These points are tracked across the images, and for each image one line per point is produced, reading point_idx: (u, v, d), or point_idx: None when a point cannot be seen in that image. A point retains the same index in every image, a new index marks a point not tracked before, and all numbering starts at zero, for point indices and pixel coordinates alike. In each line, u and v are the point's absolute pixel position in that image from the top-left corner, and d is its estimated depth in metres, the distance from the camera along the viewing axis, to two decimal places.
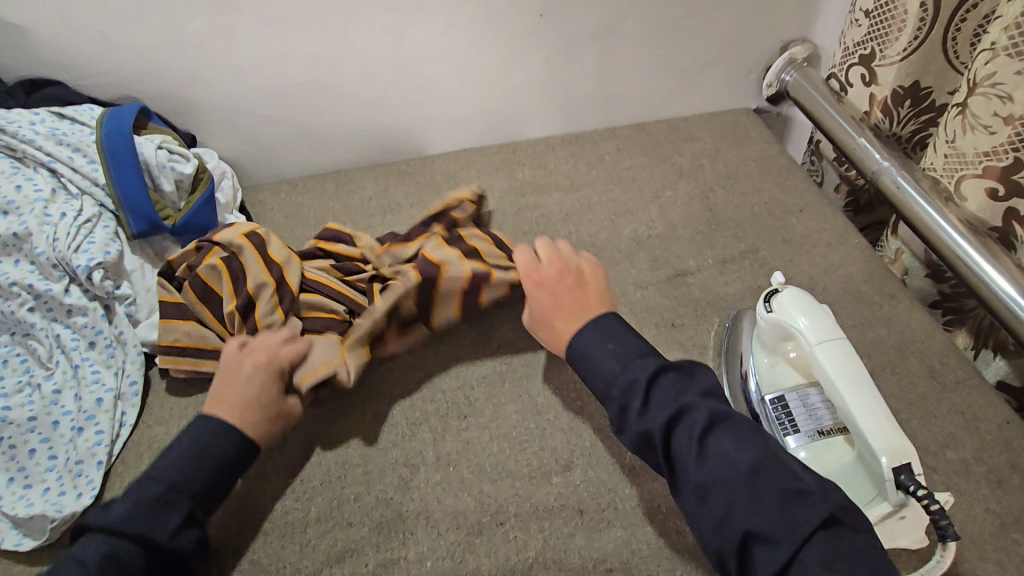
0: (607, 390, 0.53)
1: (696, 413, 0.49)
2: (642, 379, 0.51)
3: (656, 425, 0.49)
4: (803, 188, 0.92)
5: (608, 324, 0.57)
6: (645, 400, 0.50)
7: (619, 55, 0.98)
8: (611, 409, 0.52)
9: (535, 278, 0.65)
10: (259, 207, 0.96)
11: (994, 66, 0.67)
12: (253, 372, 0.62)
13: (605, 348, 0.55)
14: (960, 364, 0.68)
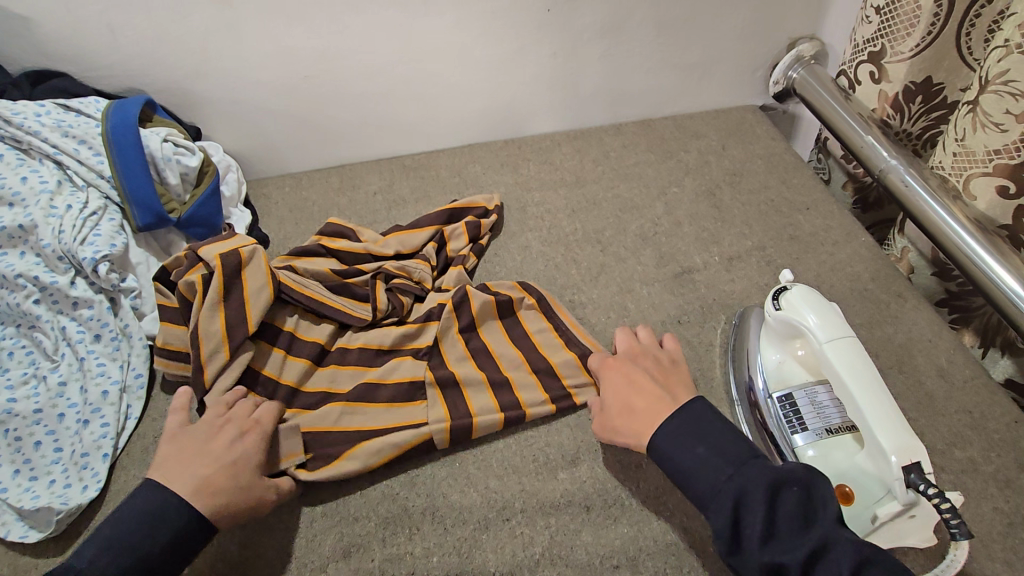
0: (713, 500, 0.49)
1: (759, 499, 0.47)
2: (761, 491, 0.48)
3: (793, 560, 0.45)
4: (810, 186, 0.91)
5: (699, 411, 0.54)
6: (772, 523, 0.47)
7: (627, 51, 0.97)
8: (721, 523, 0.48)
9: (613, 362, 0.64)
10: (264, 201, 0.96)
11: (1007, 63, 0.67)
12: (233, 440, 0.60)
13: (699, 452, 0.51)
14: (968, 363, 0.68)
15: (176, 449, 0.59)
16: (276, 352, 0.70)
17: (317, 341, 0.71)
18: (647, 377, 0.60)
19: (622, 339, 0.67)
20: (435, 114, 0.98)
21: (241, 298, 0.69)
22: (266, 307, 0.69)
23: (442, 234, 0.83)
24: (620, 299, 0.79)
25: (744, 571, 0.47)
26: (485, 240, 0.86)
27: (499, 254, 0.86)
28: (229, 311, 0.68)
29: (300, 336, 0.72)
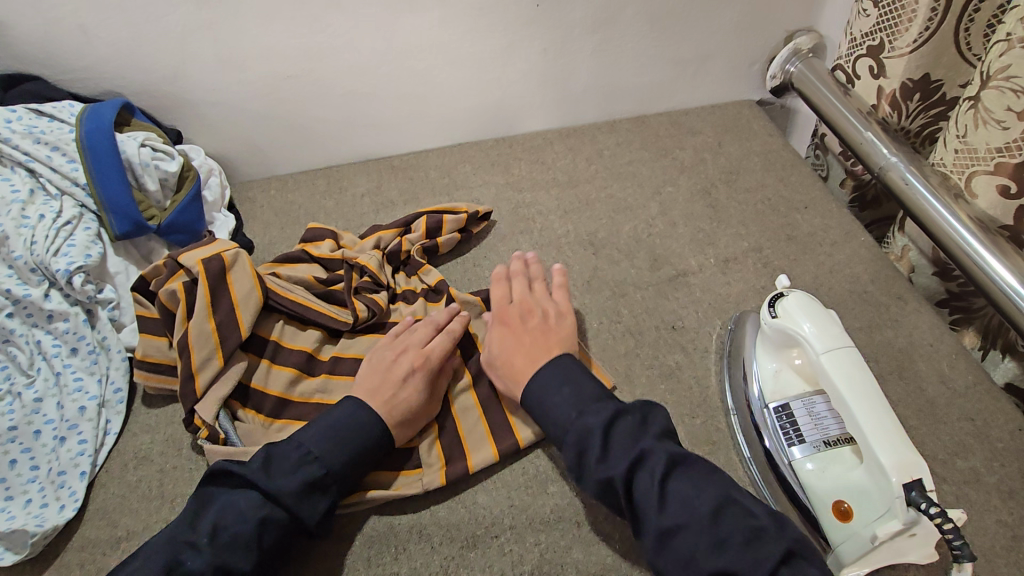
0: (574, 445, 0.54)
1: (596, 434, 0.53)
2: (600, 424, 0.53)
3: (616, 472, 0.51)
4: (808, 184, 0.89)
5: (564, 368, 0.59)
6: (603, 449, 0.52)
7: (618, 46, 0.94)
8: (568, 455, 0.54)
9: (507, 312, 0.67)
10: (248, 205, 0.94)
11: (1009, 58, 0.64)
12: (406, 375, 0.62)
13: (563, 394, 0.57)
14: (969, 367, 0.66)
15: (373, 381, 0.62)
16: (261, 362, 0.68)
17: (305, 349, 0.70)
18: (536, 323, 0.65)
19: (504, 280, 0.70)
20: (424, 114, 0.96)
21: (228, 305, 0.67)
22: (257, 312, 0.68)
23: (441, 218, 0.82)
24: (613, 303, 0.77)
25: (590, 492, 0.53)
26: (476, 229, 0.85)
27: (488, 257, 0.84)
28: (217, 318, 0.66)
29: (285, 344, 0.70)
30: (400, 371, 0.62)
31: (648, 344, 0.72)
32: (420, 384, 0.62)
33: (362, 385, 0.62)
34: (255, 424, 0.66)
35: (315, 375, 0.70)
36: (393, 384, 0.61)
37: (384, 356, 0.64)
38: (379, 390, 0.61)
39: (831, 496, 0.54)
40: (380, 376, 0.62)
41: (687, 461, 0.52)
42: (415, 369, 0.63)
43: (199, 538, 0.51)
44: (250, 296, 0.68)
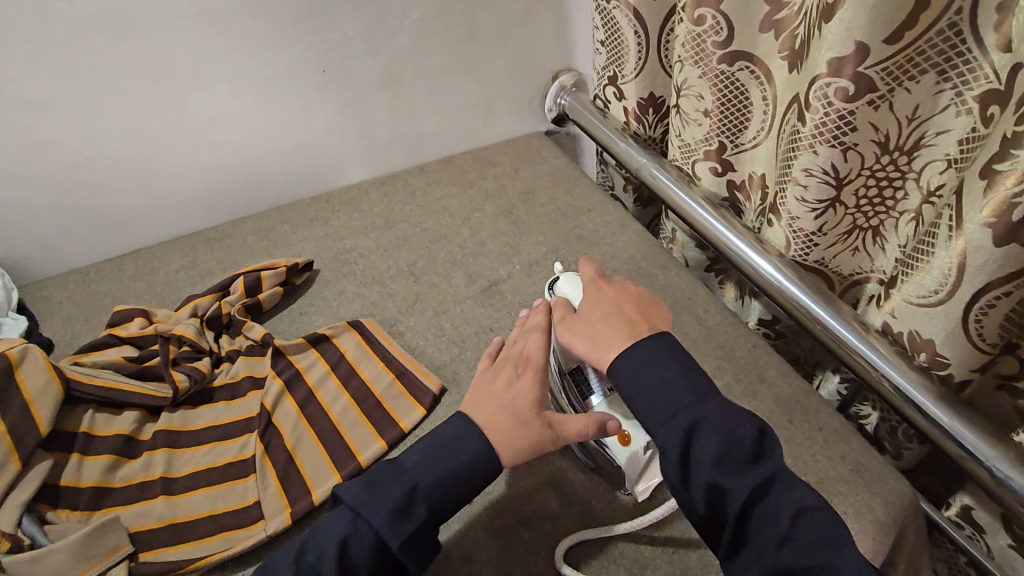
0: (666, 413, 0.51)
1: (718, 440, 0.48)
2: (726, 423, 0.49)
3: (739, 495, 0.46)
4: (588, 191, 1.06)
5: (656, 360, 0.54)
6: (723, 463, 0.48)
7: (410, 98, 1.06)
8: (673, 463, 0.49)
9: (611, 293, 0.63)
10: (44, 303, 0.88)
11: (686, 74, 0.84)
12: (511, 380, 0.59)
13: (651, 376, 0.53)
14: (718, 308, 0.83)
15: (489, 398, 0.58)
16: (71, 457, 0.65)
17: (120, 432, 0.67)
18: (625, 303, 0.61)
19: (590, 273, 0.67)
20: (233, 183, 0.98)
21: (18, 406, 0.63)
22: (57, 405, 0.65)
23: (258, 275, 0.84)
24: (437, 320, 0.84)
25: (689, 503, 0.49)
26: (298, 279, 0.89)
27: (315, 304, 0.87)
28: (8, 421, 0.62)
29: (97, 433, 0.67)
30: (509, 383, 0.59)
31: (471, 348, 0.80)
32: (533, 389, 0.59)
33: (473, 400, 0.59)
34: (72, 523, 0.61)
35: (137, 455, 0.67)
36: (519, 398, 0.58)
37: (491, 372, 0.62)
38: (505, 411, 0.56)
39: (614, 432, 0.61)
40: (504, 398, 0.58)
41: (794, 484, 0.48)
42: (520, 372, 0.60)
43: None
44: (44, 391, 0.65)
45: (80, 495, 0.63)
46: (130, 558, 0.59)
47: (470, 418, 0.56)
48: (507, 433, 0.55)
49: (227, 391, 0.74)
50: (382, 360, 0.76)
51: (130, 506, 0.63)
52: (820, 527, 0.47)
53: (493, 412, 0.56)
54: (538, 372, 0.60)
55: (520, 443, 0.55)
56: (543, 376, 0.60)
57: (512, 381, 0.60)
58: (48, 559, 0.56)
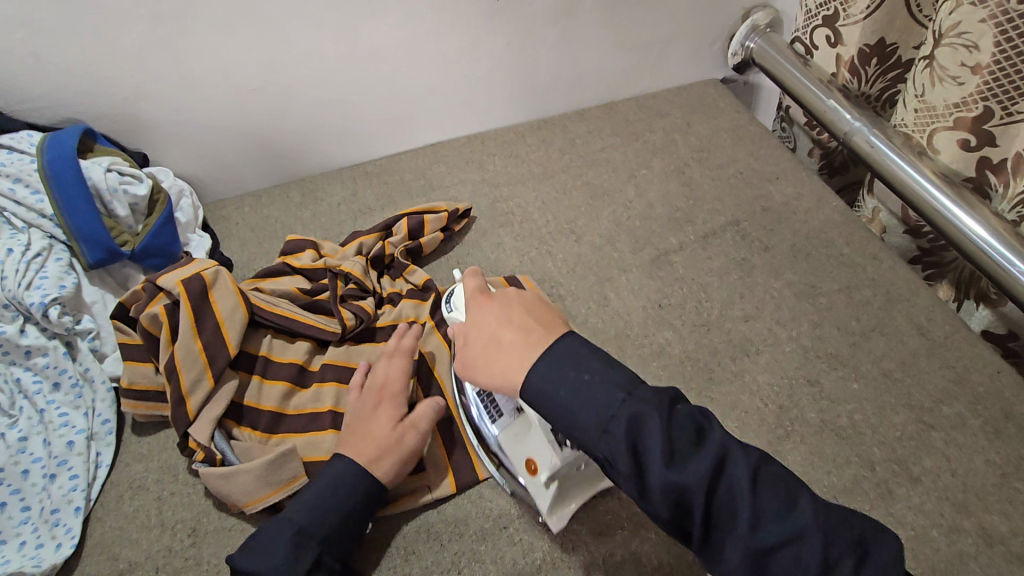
0: (595, 433, 0.43)
1: (652, 422, 0.41)
2: (651, 411, 0.42)
3: (692, 479, 0.40)
4: (777, 156, 0.91)
5: (567, 349, 0.46)
6: (668, 455, 0.41)
7: (581, 34, 0.95)
8: (623, 476, 0.42)
9: (481, 299, 0.56)
10: (223, 223, 0.92)
11: (959, 15, 0.67)
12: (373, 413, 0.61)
13: (581, 379, 0.45)
14: (947, 318, 0.69)
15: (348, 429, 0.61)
16: (253, 379, 0.67)
17: (295, 362, 0.69)
18: (513, 303, 0.54)
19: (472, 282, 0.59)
20: (394, 118, 0.96)
21: (211, 325, 0.66)
22: (243, 329, 0.67)
23: (421, 218, 0.82)
24: (600, 288, 0.78)
25: (657, 513, 0.41)
26: (456, 226, 0.86)
27: (471, 254, 0.84)
28: (204, 338, 0.65)
29: (274, 358, 0.70)
30: (362, 415, 0.61)
31: (638, 323, 0.73)
32: (390, 411, 0.61)
33: (344, 441, 0.60)
34: (253, 441, 0.65)
35: (308, 386, 0.69)
36: (377, 425, 0.60)
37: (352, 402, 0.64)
38: (382, 434, 0.59)
39: (523, 460, 0.60)
40: (362, 427, 0.60)
41: (754, 461, 0.42)
42: (378, 401, 0.62)
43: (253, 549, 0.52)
44: (231, 314, 0.67)
45: (261, 417, 0.66)
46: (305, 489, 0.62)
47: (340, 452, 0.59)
48: (371, 456, 0.58)
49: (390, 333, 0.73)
50: None
51: (303, 436, 0.65)
52: (814, 517, 0.40)
53: (358, 444, 0.59)
54: (397, 397, 0.63)
55: (390, 459, 0.58)
56: (401, 400, 0.63)
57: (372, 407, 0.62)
58: (238, 477, 0.60)
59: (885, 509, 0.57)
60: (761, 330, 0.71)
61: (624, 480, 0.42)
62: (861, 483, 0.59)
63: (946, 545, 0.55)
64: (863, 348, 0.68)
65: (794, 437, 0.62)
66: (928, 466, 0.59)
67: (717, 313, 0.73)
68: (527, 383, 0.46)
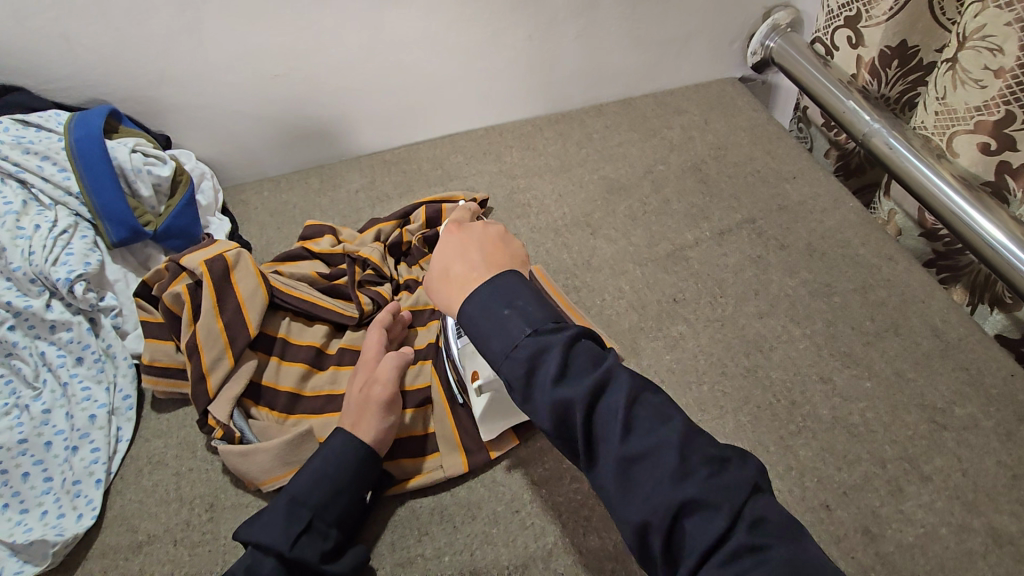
0: (501, 355, 0.44)
1: (556, 350, 0.42)
2: (557, 347, 0.42)
3: (579, 395, 0.41)
4: (795, 155, 0.91)
5: (507, 286, 0.46)
6: (561, 369, 0.42)
7: (601, 29, 0.95)
8: (516, 392, 0.43)
9: (453, 229, 0.55)
10: (242, 207, 0.93)
11: (984, 19, 0.67)
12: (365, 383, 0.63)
13: (503, 312, 0.45)
14: (961, 320, 0.69)
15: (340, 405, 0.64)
16: (271, 360, 0.68)
17: (312, 344, 0.70)
18: (472, 241, 0.53)
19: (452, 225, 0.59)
20: (413, 107, 0.96)
21: (232, 306, 0.67)
22: (263, 310, 0.68)
23: (439, 207, 0.82)
24: (615, 281, 0.78)
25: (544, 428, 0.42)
26: None
27: None
28: (225, 318, 0.66)
29: (292, 340, 0.70)
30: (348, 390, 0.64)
31: (652, 317, 0.74)
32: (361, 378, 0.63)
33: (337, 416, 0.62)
34: (270, 421, 0.66)
35: (324, 368, 0.70)
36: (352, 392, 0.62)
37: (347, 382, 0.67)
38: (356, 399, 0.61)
39: (468, 368, 0.62)
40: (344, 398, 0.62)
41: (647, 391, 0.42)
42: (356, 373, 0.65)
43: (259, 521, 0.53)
44: (251, 296, 0.68)
45: (278, 398, 0.67)
46: None
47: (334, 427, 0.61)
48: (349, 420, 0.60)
49: None
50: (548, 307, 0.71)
51: (318, 417, 0.66)
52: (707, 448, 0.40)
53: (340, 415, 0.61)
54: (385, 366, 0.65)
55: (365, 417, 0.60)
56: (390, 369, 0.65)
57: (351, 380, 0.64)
58: (256, 456, 0.61)
59: (895, 506, 0.58)
60: (775, 327, 0.71)
61: (519, 398, 0.43)
62: (872, 479, 0.59)
63: (955, 543, 0.56)
64: (876, 347, 0.68)
65: (805, 432, 0.63)
66: (939, 465, 0.60)
67: (732, 309, 0.73)
68: (460, 310, 0.46)
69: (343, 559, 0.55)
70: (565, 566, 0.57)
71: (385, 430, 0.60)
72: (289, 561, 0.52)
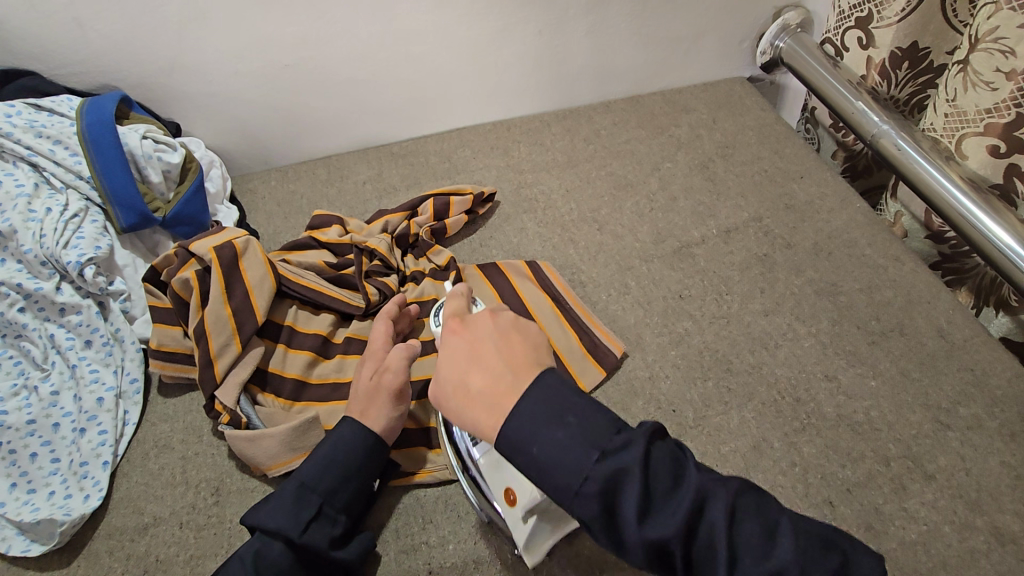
0: (570, 492, 0.40)
1: (635, 477, 0.38)
2: (635, 468, 0.39)
3: (671, 531, 0.37)
4: (803, 155, 0.91)
5: (553, 394, 0.42)
6: (643, 506, 0.38)
7: (611, 26, 0.95)
8: (589, 524, 0.40)
9: (456, 328, 0.49)
10: (250, 196, 0.94)
11: (997, 20, 0.66)
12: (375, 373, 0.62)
13: (558, 434, 0.41)
14: (967, 321, 0.69)
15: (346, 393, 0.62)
16: (277, 347, 0.69)
17: (319, 333, 0.71)
18: (485, 336, 0.48)
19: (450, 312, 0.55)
20: (422, 100, 0.96)
21: (240, 293, 0.67)
22: (271, 297, 0.68)
23: (447, 200, 0.83)
24: (621, 276, 0.78)
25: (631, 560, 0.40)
26: (480, 210, 0.87)
27: (494, 237, 0.85)
28: (233, 304, 0.67)
29: (299, 329, 0.71)
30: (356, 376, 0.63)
31: (657, 312, 0.74)
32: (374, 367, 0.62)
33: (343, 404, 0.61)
34: (276, 407, 0.66)
35: (330, 357, 0.70)
36: (364, 382, 0.61)
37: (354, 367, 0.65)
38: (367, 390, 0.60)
39: (501, 486, 0.56)
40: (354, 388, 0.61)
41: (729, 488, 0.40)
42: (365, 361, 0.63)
43: (265, 506, 0.53)
44: (258, 284, 0.68)
45: (283, 385, 0.67)
46: None
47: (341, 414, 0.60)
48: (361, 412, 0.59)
49: None
50: (562, 310, 0.73)
51: (323, 405, 0.66)
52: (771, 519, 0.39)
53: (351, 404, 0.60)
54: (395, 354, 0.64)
55: (377, 409, 0.59)
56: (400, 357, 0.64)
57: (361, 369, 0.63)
58: (262, 441, 0.61)
59: (898, 504, 0.58)
60: (780, 325, 0.71)
61: (591, 527, 0.40)
62: (875, 477, 0.60)
63: (957, 542, 0.56)
64: (881, 347, 0.68)
65: (808, 430, 0.63)
66: (942, 465, 0.60)
67: (737, 307, 0.74)
68: (505, 439, 0.42)
69: (351, 545, 0.56)
70: (569, 556, 0.57)
71: (395, 421, 0.60)
72: (299, 546, 0.52)
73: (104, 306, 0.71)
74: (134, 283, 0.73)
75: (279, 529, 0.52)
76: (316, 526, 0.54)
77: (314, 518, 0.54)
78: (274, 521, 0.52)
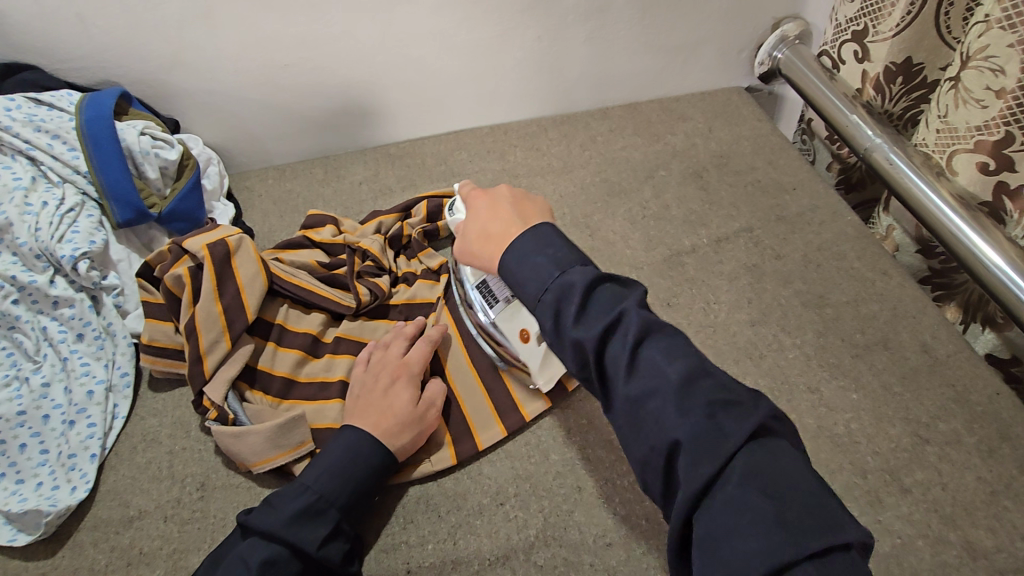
0: (535, 299, 0.47)
1: (578, 290, 0.45)
2: (579, 283, 0.45)
3: (589, 336, 0.44)
4: (796, 166, 0.91)
5: (545, 234, 0.50)
6: (581, 308, 0.45)
7: (610, 33, 0.96)
8: (545, 316, 0.46)
9: (478, 197, 0.61)
10: (247, 193, 0.95)
11: (988, 39, 0.67)
12: (387, 387, 0.63)
13: (541, 259, 0.48)
14: (951, 337, 0.70)
15: (361, 401, 0.63)
16: (267, 344, 0.69)
17: (309, 332, 0.71)
18: (500, 202, 0.58)
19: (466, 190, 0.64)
20: (420, 102, 0.97)
21: (233, 290, 0.68)
22: (262, 295, 0.69)
23: (441, 203, 0.83)
24: None
25: (568, 364, 0.46)
26: None
27: None
28: (224, 301, 0.67)
29: (290, 327, 0.72)
30: (382, 389, 0.63)
31: None
32: (409, 391, 0.63)
33: (358, 413, 0.62)
34: (264, 404, 0.67)
35: (320, 356, 0.71)
36: (396, 406, 0.62)
37: (367, 374, 0.65)
38: (399, 415, 0.61)
39: (517, 330, 0.67)
40: (380, 406, 0.62)
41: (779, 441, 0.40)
42: (397, 380, 0.64)
43: (282, 519, 0.53)
44: (249, 281, 0.69)
45: (273, 382, 0.68)
46: (310, 455, 0.64)
47: (355, 424, 0.60)
48: (388, 432, 0.60)
49: (402, 312, 0.75)
50: None
51: (311, 404, 0.67)
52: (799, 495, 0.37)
53: (376, 422, 0.60)
54: (415, 376, 0.65)
55: (405, 434, 0.61)
56: (418, 379, 0.65)
57: (389, 386, 0.64)
58: (249, 437, 0.62)
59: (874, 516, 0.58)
60: (766, 335, 0.72)
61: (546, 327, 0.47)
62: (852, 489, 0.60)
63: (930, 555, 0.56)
64: (865, 360, 0.69)
65: None
66: (919, 478, 0.60)
67: (725, 316, 0.74)
68: (501, 260, 0.50)
69: (357, 559, 0.57)
70: (546, 558, 0.58)
71: (416, 447, 0.62)
72: (315, 562, 0.53)
73: (98, 300, 0.71)
74: (127, 278, 0.73)
75: (295, 541, 0.52)
76: (329, 542, 0.54)
77: (329, 534, 0.54)
78: (290, 532, 0.52)
